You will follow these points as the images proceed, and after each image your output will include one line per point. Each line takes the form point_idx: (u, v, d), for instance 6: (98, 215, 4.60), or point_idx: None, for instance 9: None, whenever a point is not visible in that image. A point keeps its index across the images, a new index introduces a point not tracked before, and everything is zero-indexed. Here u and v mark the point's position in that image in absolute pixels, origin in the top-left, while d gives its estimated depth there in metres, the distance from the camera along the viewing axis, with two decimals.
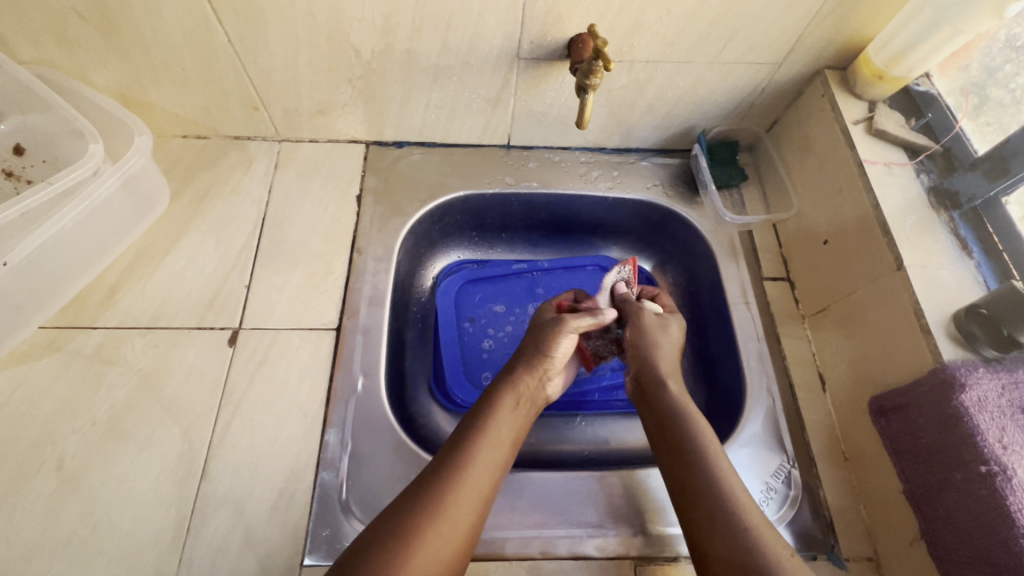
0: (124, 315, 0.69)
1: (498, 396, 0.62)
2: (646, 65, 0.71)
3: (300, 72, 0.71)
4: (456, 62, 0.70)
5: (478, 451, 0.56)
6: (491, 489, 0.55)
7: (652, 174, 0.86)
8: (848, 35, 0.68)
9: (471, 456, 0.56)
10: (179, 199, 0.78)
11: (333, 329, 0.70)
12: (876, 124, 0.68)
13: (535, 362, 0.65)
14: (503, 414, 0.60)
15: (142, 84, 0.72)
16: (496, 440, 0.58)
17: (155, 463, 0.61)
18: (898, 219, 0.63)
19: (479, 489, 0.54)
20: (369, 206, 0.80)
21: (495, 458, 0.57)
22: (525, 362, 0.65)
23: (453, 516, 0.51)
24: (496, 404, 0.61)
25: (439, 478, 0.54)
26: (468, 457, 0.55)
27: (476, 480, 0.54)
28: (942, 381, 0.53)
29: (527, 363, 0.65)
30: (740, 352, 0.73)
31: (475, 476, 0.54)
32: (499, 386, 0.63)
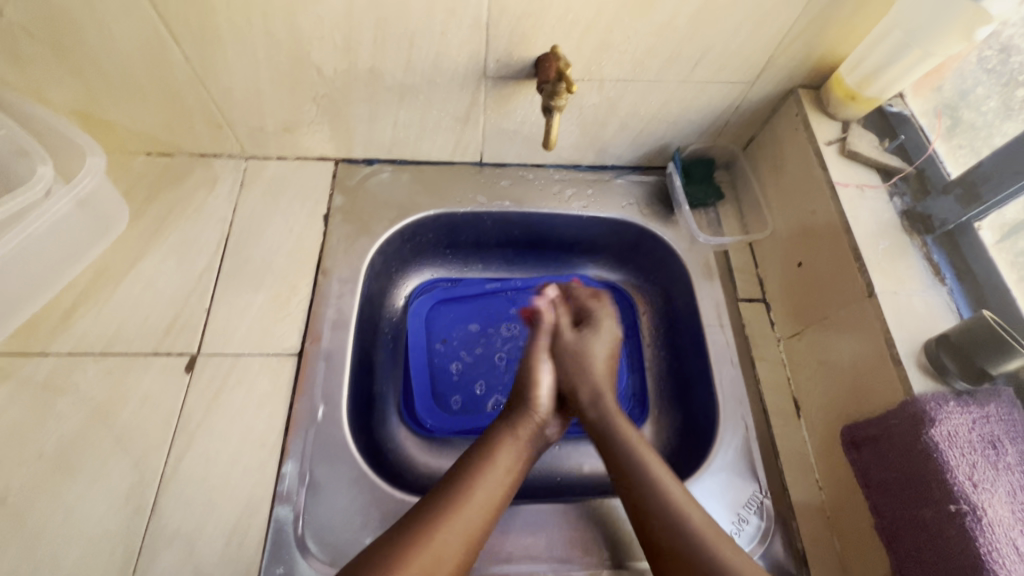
0: (78, 340, 0.67)
1: (498, 434, 0.63)
2: (616, 84, 0.70)
3: (262, 91, 0.69)
4: (422, 81, 0.69)
5: (475, 487, 0.56)
6: (485, 528, 0.55)
7: (628, 192, 0.84)
8: (821, 55, 0.67)
9: (468, 489, 0.56)
10: (140, 219, 0.76)
11: (295, 354, 0.68)
12: (849, 146, 0.67)
13: (536, 401, 0.66)
14: (504, 449, 0.61)
15: (100, 103, 0.70)
16: (493, 479, 0.58)
17: (104, 497, 0.59)
18: (870, 243, 0.62)
19: (473, 526, 0.54)
20: (336, 226, 0.78)
21: (491, 494, 0.57)
22: (526, 402, 0.66)
23: (442, 546, 0.51)
24: (495, 443, 0.62)
25: (433, 512, 0.53)
26: (464, 490, 0.56)
27: (470, 516, 0.54)
28: (914, 414, 0.52)
29: (527, 403, 0.66)
30: (713, 376, 0.72)
31: (470, 512, 0.54)
32: (502, 423, 0.65)
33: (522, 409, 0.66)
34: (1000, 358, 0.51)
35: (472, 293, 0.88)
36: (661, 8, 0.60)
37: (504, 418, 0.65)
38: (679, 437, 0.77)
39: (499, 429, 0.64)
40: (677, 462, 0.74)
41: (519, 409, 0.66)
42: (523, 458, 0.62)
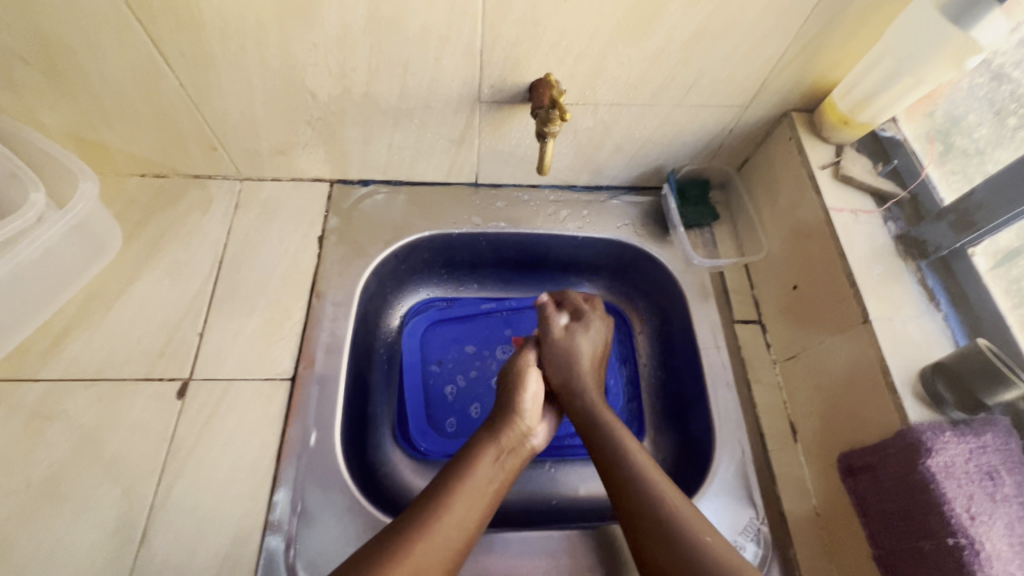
0: (69, 365, 0.66)
1: (481, 445, 0.61)
2: (611, 107, 0.70)
3: (257, 115, 0.69)
4: (417, 106, 0.69)
5: (454, 500, 0.55)
6: (464, 543, 0.53)
7: (624, 213, 0.84)
8: (814, 79, 0.67)
9: (447, 503, 0.54)
10: (134, 241, 0.76)
11: (288, 379, 0.68)
12: (842, 170, 0.67)
13: (519, 411, 0.65)
14: (485, 462, 0.59)
15: (94, 126, 0.70)
16: (473, 491, 0.56)
17: (92, 528, 0.58)
18: (864, 269, 0.61)
19: (450, 541, 0.52)
20: (331, 248, 0.77)
21: (470, 509, 0.55)
22: (511, 412, 0.65)
23: (419, 560, 0.49)
24: (477, 455, 0.60)
25: (411, 526, 0.51)
26: (443, 504, 0.54)
27: (448, 530, 0.52)
28: (909, 444, 0.51)
29: (512, 413, 0.65)
30: (710, 400, 0.71)
31: (448, 526, 0.52)
32: (484, 434, 0.63)
33: (506, 419, 0.64)
34: (996, 388, 0.51)
35: (467, 314, 0.88)
36: (654, 35, 0.60)
37: (488, 429, 0.64)
38: (676, 460, 0.76)
39: (481, 440, 0.62)
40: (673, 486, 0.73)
41: (502, 419, 0.64)
42: (507, 470, 0.60)
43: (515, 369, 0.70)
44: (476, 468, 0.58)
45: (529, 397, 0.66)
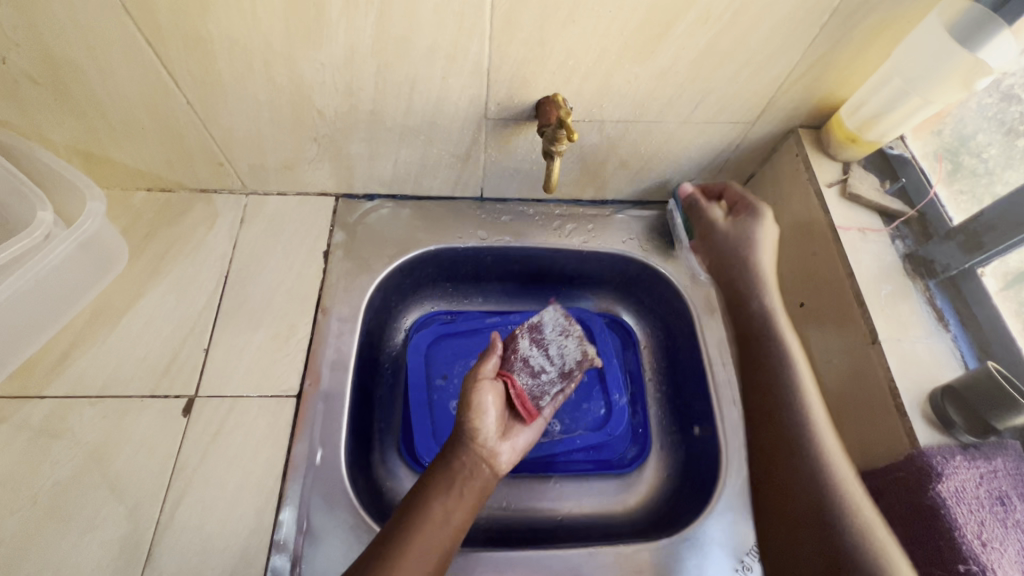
0: (75, 383, 0.66)
1: (440, 470, 0.60)
2: (617, 124, 0.70)
3: (264, 132, 0.69)
4: (424, 123, 0.69)
5: (416, 533, 0.54)
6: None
7: (629, 227, 0.84)
8: (821, 97, 0.67)
9: (410, 537, 0.54)
10: (140, 256, 0.76)
11: (293, 396, 0.67)
12: (850, 188, 0.67)
13: (477, 431, 0.63)
14: (446, 489, 0.59)
15: (102, 142, 0.70)
16: (432, 526, 0.55)
17: (98, 547, 0.57)
18: (872, 288, 0.61)
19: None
20: (337, 263, 0.77)
21: (427, 545, 0.54)
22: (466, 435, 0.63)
23: None
24: (434, 487, 0.58)
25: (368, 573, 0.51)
26: (405, 539, 0.54)
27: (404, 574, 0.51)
28: (918, 469, 0.51)
29: (468, 434, 0.63)
30: (716, 417, 0.71)
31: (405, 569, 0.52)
32: (444, 457, 0.62)
33: (461, 445, 0.63)
34: (1007, 413, 0.50)
35: (471, 327, 0.87)
36: (661, 54, 0.60)
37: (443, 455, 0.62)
38: (680, 476, 0.76)
39: (438, 471, 0.60)
40: (679, 503, 0.73)
41: (458, 444, 0.63)
42: (466, 497, 0.59)
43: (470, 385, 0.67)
44: (433, 502, 0.57)
45: (485, 418, 0.65)
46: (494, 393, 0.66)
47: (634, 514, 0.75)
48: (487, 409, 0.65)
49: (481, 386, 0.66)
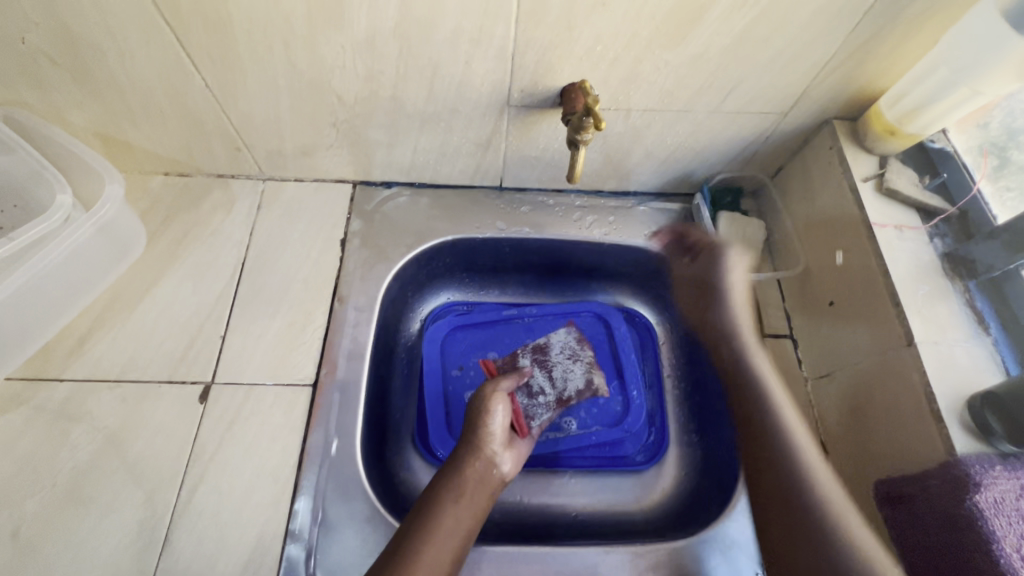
0: (93, 367, 0.66)
1: (448, 476, 0.60)
2: (644, 113, 0.68)
3: (282, 116, 0.68)
4: (445, 109, 0.67)
5: (429, 538, 0.54)
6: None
7: (651, 220, 0.82)
8: (859, 87, 0.64)
9: (422, 542, 0.53)
10: (158, 241, 0.75)
11: (309, 384, 0.67)
12: (887, 183, 0.64)
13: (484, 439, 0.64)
14: (455, 495, 0.58)
15: (121, 125, 0.69)
16: (443, 532, 0.55)
17: (116, 531, 0.58)
18: (909, 288, 0.59)
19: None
20: (354, 251, 0.76)
21: (438, 554, 0.53)
22: (471, 442, 0.63)
23: None
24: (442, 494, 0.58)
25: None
26: (418, 544, 0.53)
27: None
28: (956, 478, 0.49)
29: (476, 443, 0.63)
30: (739, 417, 0.69)
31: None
32: (451, 465, 0.62)
33: (467, 452, 0.62)
34: None
35: (486, 319, 0.85)
36: (694, 39, 0.57)
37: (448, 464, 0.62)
38: (699, 476, 0.74)
39: (444, 479, 0.60)
40: (696, 503, 0.72)
41: (463, 452, 0.63)
42: (473, 504, 0.59)
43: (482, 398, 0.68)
44: (441, 509, 0.56)
45: (494, 428, 0.65)
46: (502, 405, 0.67)
47: (648, 513, 0.74)
48: (498, 423, 0.66)
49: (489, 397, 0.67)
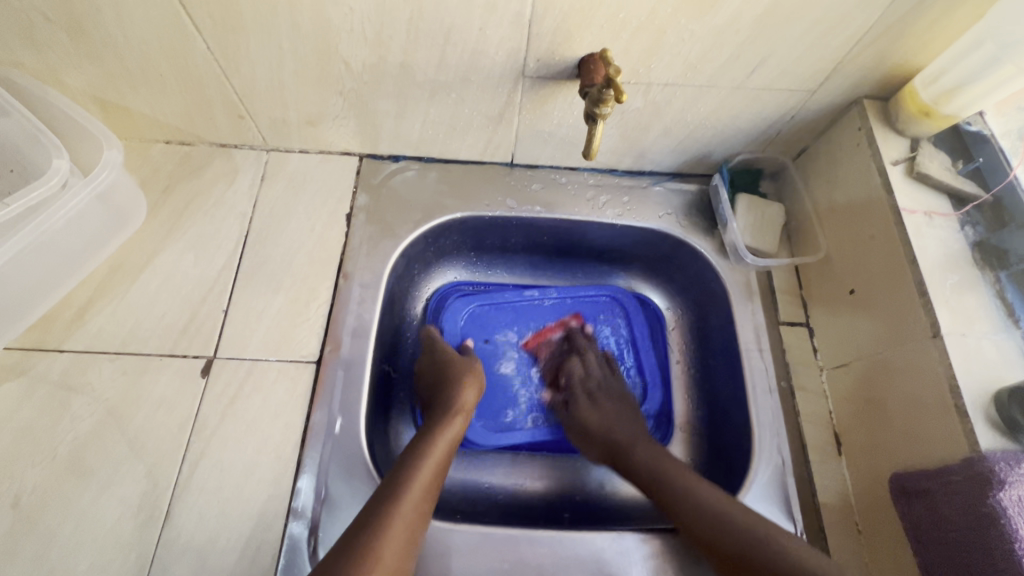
0: (94, 338, 0.65)
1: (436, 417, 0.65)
2: (664, 88, 0.64)
3: (287, 83, 0.65)
4: (456, 79, 0.64)
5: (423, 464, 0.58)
6: (412, 546, 0.53)
7: (666, 201, 0.79)
8: (894, 64, 0.61)
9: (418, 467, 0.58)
10: (159, 210, 0.73)
11: (313, 361, 0.65)
12: (918, 167, 0.62)
13: (465, 384, 0.68)
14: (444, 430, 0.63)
15: (120, 89, 0.67)
16: (435, 459, 0.60)
17: (117, 504, 0.57)
18: (937, 277, 0.56)
19: (398, 549, 0.52)
20: (359, 226, 0.74)
21: (417, 509, 0.55)
22: (444, 412, 0.65)
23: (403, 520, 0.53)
24: (422, 459, 0.59)
25: (362, 538, 0.51)
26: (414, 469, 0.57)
27: (398, 536, 0.52)
28: (979, 474, 0.48)
29: (459, 386, 0.68)
30: (750, 406, 0.67)
31: (396, 530, 0.52)
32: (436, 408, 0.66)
33: (438, 422, 0.64)
34: None
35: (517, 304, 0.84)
36: (724, 8, 0.54)
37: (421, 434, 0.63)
38: (709, 464, 0.73)
39: (418, 445, 0.61)
40: None
41: (439, 415, 0.65)
42: (445, 467, 0.61)
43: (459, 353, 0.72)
44: (424, 462, 0.59)
45: (473, 380, 0.70)
46: (472, 385, 0.69)
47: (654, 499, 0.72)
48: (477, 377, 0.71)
49: (460, 373, 0.69)
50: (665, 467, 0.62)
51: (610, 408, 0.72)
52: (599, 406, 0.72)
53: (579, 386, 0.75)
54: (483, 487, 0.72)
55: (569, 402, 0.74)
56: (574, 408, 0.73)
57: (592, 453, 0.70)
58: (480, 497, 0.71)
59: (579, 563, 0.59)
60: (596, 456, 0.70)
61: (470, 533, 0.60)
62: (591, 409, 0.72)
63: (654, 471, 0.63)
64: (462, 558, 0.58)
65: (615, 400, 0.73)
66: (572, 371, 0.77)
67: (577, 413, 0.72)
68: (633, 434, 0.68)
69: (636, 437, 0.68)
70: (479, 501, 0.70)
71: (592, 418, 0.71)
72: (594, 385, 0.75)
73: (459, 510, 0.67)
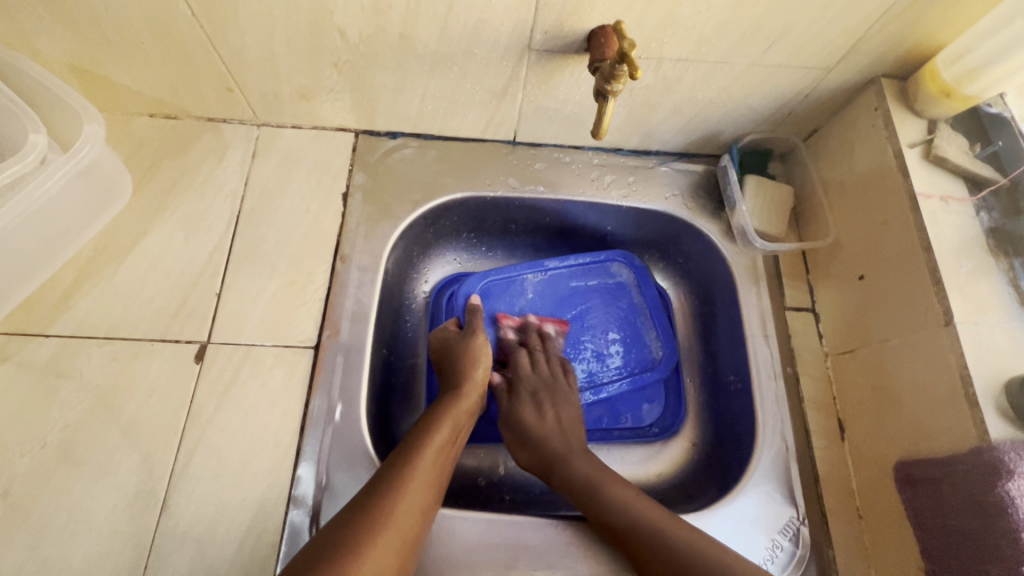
0: (81, 322, 0.62)
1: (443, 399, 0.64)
2: (676, 64, 0.62)
3: (278, 53, 0.61)
4: (458, 51, 0.61)
5: (430, 443, 0.58)
6: (421, 523, 0.53)
7: (672, 182, 0.77)
8: (915, 41, 0.59)
9: (425, 445, 0.57)
10: (145, 188, 0.70)
11: (310, 347, 0.64)
12: (936, 150, 0.60)
13: (476, 362, 0.67)
14: (452, 411, 0.63)
15: (98, 58, 0.62)
16: (442, 438, 0.59)
17: (112, 493, 0.56)
18: (952, 265, 0.55)
19: (412, 512, 0.52)
20: (356, 206, 0.72)
21: (427, 481, 0.55)
22: (454, 390, 0.65)
23: (410, 498, 0.52)
24: (428, 437, 0.58)
25: (377, 501, 0.51)
26: (421, 447, 0.57)
27: (412, 499, 0.53)
28: (988, 464, 0.48)
29: (469, 362, 0.67)
30: (754, 392, 0.67)
31: (405, 505, 0.52)
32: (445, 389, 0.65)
33: (447, 402, 0.64)
34: None
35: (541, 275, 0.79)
36: None
37: (430, 412, 0.63)
38: (711, 449, 0.73)
39: (428, 420, 0.61)
40: (705, 475, 0.71)
41: (450, 395, 0.65)
42: (452, 446, 0.60)
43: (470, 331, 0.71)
44: (431, 440, 0.58)
45: (485, 359, 0.69)
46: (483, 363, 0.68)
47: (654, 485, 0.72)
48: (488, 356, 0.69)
49: (472, 350, 0.68)
50: (603, 476, 0.62)
51: (553, 417, 0.67)
52: (550, 409, 0.68)
53: (535, 377, 0.71)
54: (483, 472, 0.72)
55: (511, 406, 0.70)
56: (516, 408, 0.69)
57: (524, 457, 0.66)
58: (480, 482, 0.71)
59: (582, 549, 0.59)
60: (525, 459, 0.66)
61: (473, 521, 0.59)
62: (532, 413, 0.68)
63: (588, 478, 0.61)
64: (466, 545, 0.58)
65: (566, 402, 0.70)
66: (521, 368, 0.72)
67: (517, 416, 0.68)
68: (574, 445, 0.65)
69: (577, 446, 0.65)
70: (480, 485, 0.71)
71: (528, 420, 0.67)
72: (538, 386, 0.70)
73: (460, 495, 0.68)
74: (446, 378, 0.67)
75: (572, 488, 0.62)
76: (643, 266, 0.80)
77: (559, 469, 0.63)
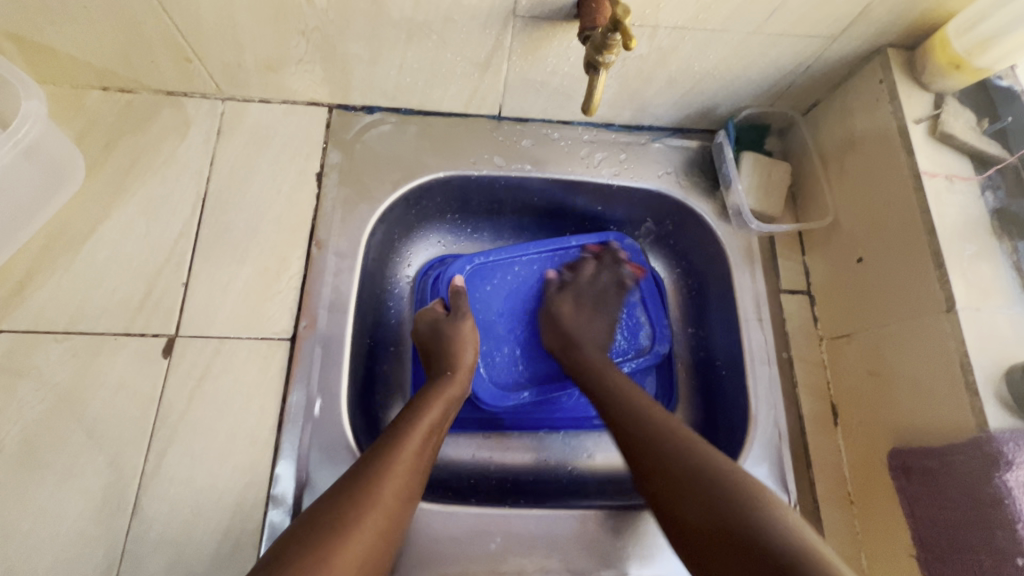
0: (36, 317, 0.58)
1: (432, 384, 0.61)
2: (672, 32, 0.57)
3: (238, 19, 0.56)
4: (436, 17, 0.56)
5: (416, 425, 0.55)
6: (406, 504, 0.51)
7: (665, 159, 0.74)
8: (927, 8, 0.55)
9: (411, 426, 0.55)
10: (101, 169, 0.65)
11: (287, 339, 0.60)
12: (942, 126, 0.57)
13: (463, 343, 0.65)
14: (440, 393, 0.60)
15: (35, 23, 0.56)
16: (427, 421, 0.57)
17: (78, 497, 0.53)
18: (956, 248, 0.53)
19: (397, 495, 0.50)
20: (331, 187, 0.67)
21: (414, 461, 0.53)
22: (445, 371, 0.63)
23: (395, 481, 0.50)
24: (416, 419, 0.56)
25: (360, 484, 0.49)
26: (407, 428, 0.55)
27: (397, 483, 0.50)
28: (984, 455, 0.47)
29: (456, 343, 0.65)
30: (748, 377, 0.65)
31: (392, 487, 0.49)
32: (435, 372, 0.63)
33: (438, 384, 0.61)
34: None
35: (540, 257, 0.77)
36: None
37: (419, 393, 0.61)
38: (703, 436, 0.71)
39: (417, 404, 0.59)
40: None
41: (440, 377, 0.62)
42: (440, 427, 0.58)
43: (457, 316, 0.68)
44: (417, 421, 0.56)
45: (471, 341, 0.66)
46: (471, 344, 0.66)
47: None
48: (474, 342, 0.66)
49: (458, 336, 0.65)
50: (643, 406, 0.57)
51: (587, 320, 0.71)
52: (576, 307, 0.71)
53: (576, 291, 0.73)
54: (472, 463, 0.71)
55: (553, 299, 0.73)
56: (557, 301, 0.72)
57: (549, 339, 0.71)
58: (468, 473, 0.69)
59: (574, 542, 0.58)
60: (550, 342, 0.71)
61: (464, 515, 0.58)
62: (568, 309, 0.71)
63: (576, 340, 0.68)
64: (452, 540, 0.56)
65: (598, 314, 0.72)
66: (581, 273, 0.74)
67: (555, 307, 0.72)
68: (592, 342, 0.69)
69: (592, 344, 0.69)
70: (468, 477, 0.69)
71: (564, 313, 0.71)
72: (585, 291, 0.73)
73: (449, 487, 0.66)
74: (432, 362, 0.65)
75: (583, 369, 0.65)
76: (635, 246, 0.77)
77: (587, 373, 0.65)
